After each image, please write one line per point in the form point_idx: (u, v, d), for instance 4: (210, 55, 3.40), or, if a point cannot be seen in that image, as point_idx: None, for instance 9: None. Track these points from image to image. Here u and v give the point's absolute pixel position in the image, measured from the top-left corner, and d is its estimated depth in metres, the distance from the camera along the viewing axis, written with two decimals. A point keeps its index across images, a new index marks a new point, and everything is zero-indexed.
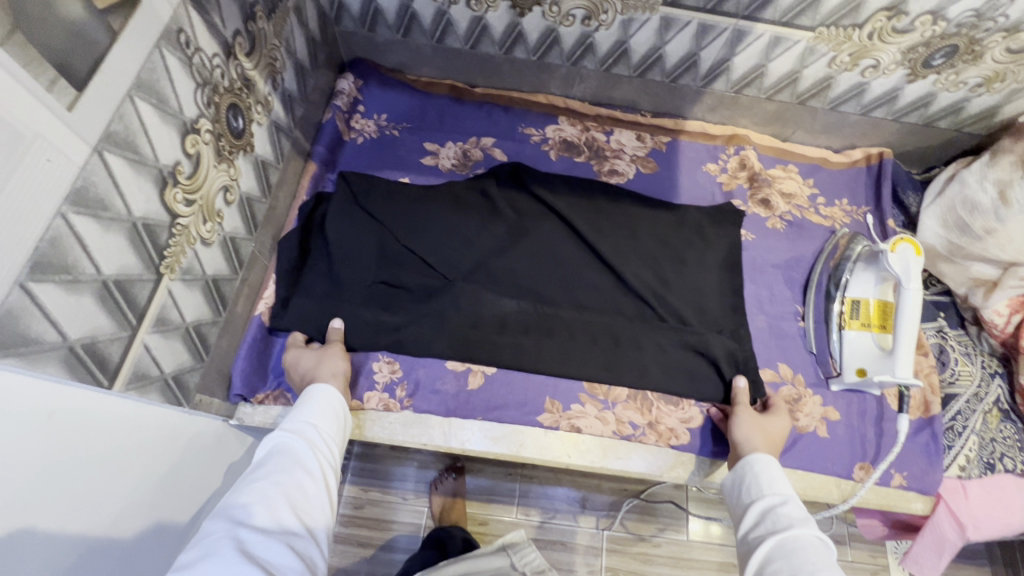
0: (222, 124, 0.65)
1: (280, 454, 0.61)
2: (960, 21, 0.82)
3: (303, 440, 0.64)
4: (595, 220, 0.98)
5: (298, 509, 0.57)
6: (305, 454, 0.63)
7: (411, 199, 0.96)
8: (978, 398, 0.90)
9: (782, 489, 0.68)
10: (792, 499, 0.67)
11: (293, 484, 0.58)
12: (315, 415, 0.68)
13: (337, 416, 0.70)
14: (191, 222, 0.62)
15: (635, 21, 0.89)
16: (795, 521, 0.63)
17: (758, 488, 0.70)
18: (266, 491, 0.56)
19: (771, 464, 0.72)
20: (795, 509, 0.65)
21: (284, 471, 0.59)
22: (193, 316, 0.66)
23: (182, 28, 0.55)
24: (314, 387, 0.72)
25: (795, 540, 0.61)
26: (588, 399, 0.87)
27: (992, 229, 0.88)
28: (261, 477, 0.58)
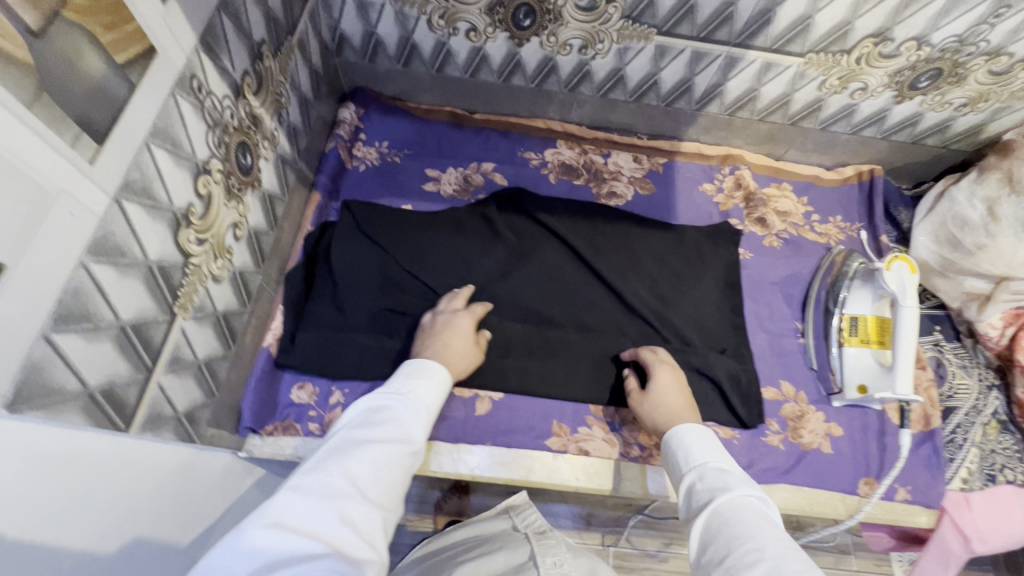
0: (232, 163, 0.66)
1: (390, 416, 0.63)
2: (943, 46, 0.85)
3: (410, 410, 0.65)
4: (597, 242, 1.00)
5: (393, 478, 0.58)
6: (411, 426, 0.64)
7: (415, 226, 0.97)
8: (977, 410, 0.92)
9: (701, 458, 0.63)
10: (712, 464, 0.61)
11: (396, 452, 0.59)
12: (424, 388, 0.69)
13: (439, 393, 0.71)
14: (203, 260, 0.63)
15: (630, 49, 0.91)
16: (718, 491, 0.58)
17: (681, 466, 0.64)
18: (375, 452, 0.58)
19: (686, 433, 0.67)
20: (714, 478, 0.60)
21: (391, 437, 0.60)
22: (204, 353, 0.66)
23: (195, 74, 0.56)
24: (425, 361, 0.74)
25: (723, 512, 0.55)
26: (595, 422, 0.88)
27: (983, 245, 0.91)
28: (371, 433, 0.60)
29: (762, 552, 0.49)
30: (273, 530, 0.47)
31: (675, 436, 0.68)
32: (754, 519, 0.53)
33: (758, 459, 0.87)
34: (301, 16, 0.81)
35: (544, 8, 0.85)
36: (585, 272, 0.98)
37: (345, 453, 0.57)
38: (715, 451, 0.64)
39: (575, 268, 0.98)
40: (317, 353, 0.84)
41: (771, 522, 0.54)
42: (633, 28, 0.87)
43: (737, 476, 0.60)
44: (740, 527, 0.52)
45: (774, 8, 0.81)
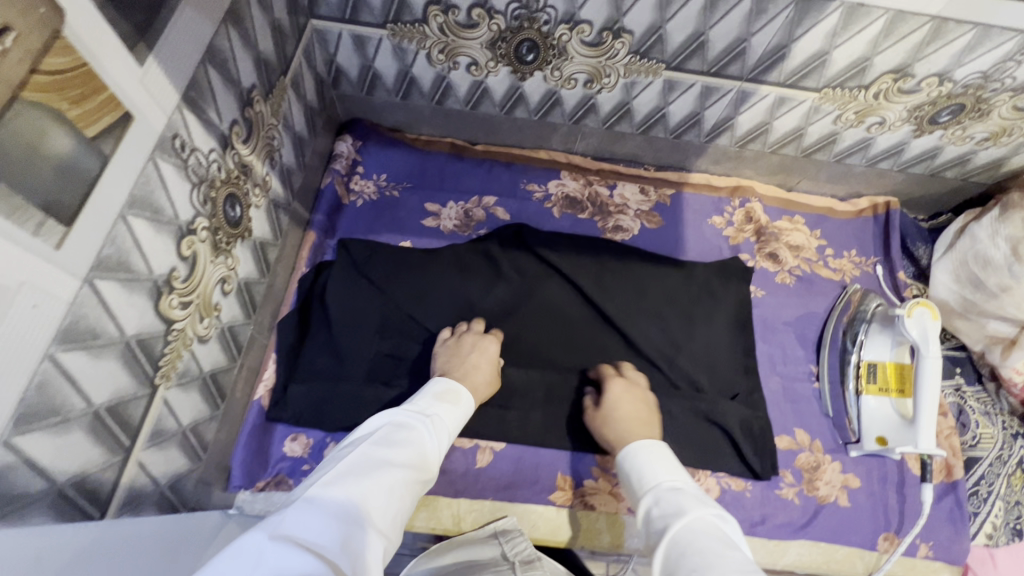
0: (219, 218, 0.63)
1: (409, 438, 0.61)
2: (966, 82, 0.81)
3: (428, 436, 0.64)
4: (602, 280, 0.96)
5: (401, 506, 0.56)
6: (427, 453, 0.62)
7: (413, 265, 0.93)
8: (1002, 461, 0.88)
9: (654, 479, 0.62)
10: (667, 492, 0.59)
11: (409, 479, 0.57)
12: (445, 415, 0.68)
13: (457, 423, 0.70)
14: (187, 323, 0.59)
15: (638, 83, 0.87)
16: (671, 514, 0.56)
17: (636, 490, 0.63)
18: (386, 475, 0.55)
19: (642, 457, 0.65)
20: (666, 500, 0.58)
21: (407, 462, 0.59)
22: (190, 418, 0.63)
23: (177, 133, 0.53)
24: (450, 386, 0.74)
25: (679, 538, 0.53)
26: (602, 474, 0.84)
27: (1006, 286, 0.87)
28: (389, 455, 0.58)
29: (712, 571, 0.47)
30: (280, 542, 0.44)
31: (628, 455, 0.67)
32: (708, 541, 0.52)
33: (771, 514, 0.83)
34: (294, 54, 0.77)
35: (549, 43, 0.81)
36: (590, 312, 0.94)
37: (360, 473, 0.54)
38: (670, 468, 0.64)
39: (580, 309, 0.94)
40: (311, 404, 0.81)
41: (727, 540, 0.52)
42: (641, 64, 0.83)
43: (692, 495, 0.59)
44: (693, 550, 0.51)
45: (790, 44, 0.77)
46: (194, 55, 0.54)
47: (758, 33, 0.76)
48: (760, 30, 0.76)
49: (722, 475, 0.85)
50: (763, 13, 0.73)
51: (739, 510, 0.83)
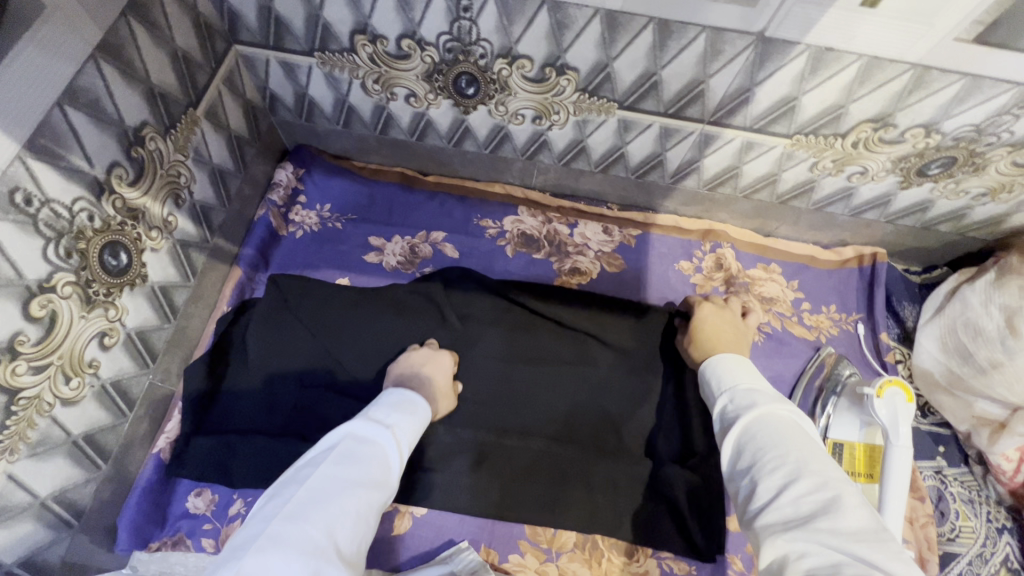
0: (92, 268, 0.57)
1: (373, 454, 0.57)
2: (957, 135, 0.71)
3: (394, 447, 0.59)
4: (558, 328, 0.87)
5: (368, 530, 0.53)
6: (391, 467, 0.58)
7: (347, 304, 0.83)
8: (983, 559, 0.78)
9: (731, 381, 0.61)
10: (752, 388, 0.59)
11: (374, 501, 0.54)
12: (409, 422, 0.63)
13: (421, 430, 0.66)
14: (42, 388, 0.54)
15: (590, 122, 0.80)
16: (744, 409, 0.56)
17: (713, 392, 0.63)
18: (349, 499, 0.51)
19: (738, 363, 0.64)
20: (742, 398, 0.58)
21: (373, 480, 0.54)
22: (52, 487, 0.59)
23: (19, 186, 0.48)
24: (410, 395, 0.68)
25: (747, 426, 0.54)
26: (529, 548, 0.77)
27: (997, 362, 0.77)
28: (353, 473, 0.53)
29: (781, 454, 0.48)
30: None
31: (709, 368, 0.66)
32: (781, 431, 0.51)
33: None
34: (209, 84, 0.72)
35: (488, 77, 0.74)
36: (538, 366, 0.85)
37: (325, 499, 0.50)
38: (748, 374, 0.62)
39: (529, 359, 0.85)
40: (212, 460, 0.74)
41: (801, 435, 0.51)
42: (591, 102, 0.76)
43: (771, 392, 0.58)
44: (763, 438, 0.51)
45: (752, 88, 0.69)
46: (44, 98, 0.48)
47: (716, 75, 0.68)
48: (718, 72, 0.68)
49: (664, 555, 0.77)
50: (720, 54, 0.65)
51: None
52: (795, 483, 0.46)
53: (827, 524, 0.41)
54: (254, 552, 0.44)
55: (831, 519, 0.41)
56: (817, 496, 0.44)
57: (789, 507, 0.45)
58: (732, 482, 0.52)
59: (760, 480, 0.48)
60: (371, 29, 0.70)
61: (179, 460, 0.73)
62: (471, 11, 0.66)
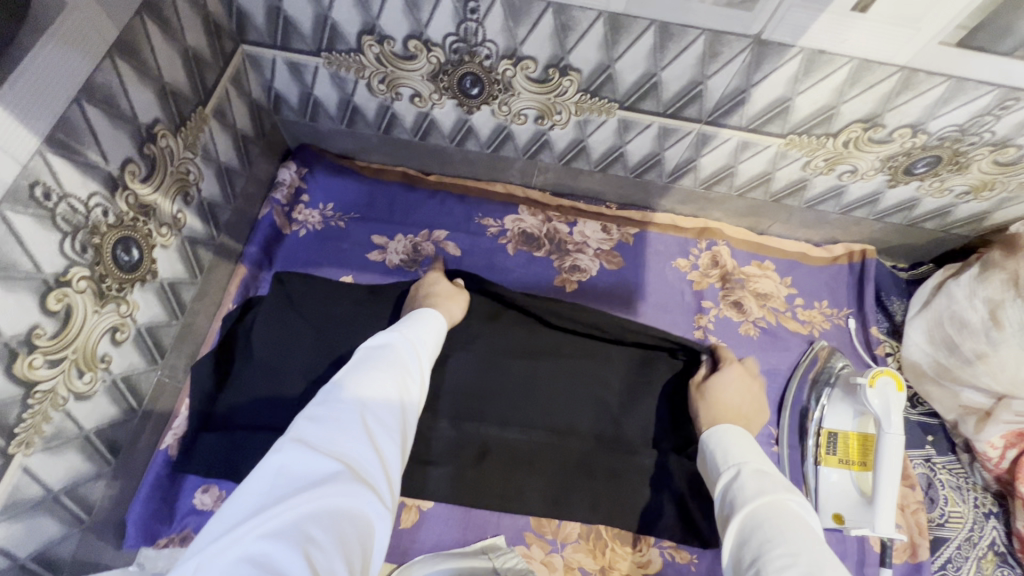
0: (106, 263, 0.58)
1: (395, 350, 0.58)
2: (942, 135, 0.75)
3: (414, 346, 0.60)
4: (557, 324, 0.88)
5: (408, 409, 0.54)
6: (415, 360, 0.59)
7: (351, 301, 0.83)
8: (970, 543, 0.82)
9: (737, 458, 0.61)
10: (761, 470, 0.58)
11: (407, 384, 0.55)
12: (421, 328, 0.64)
13: (439, 338, 0.66)
14: (58, 382, 0.54)
15: (591, 122, 0.82)
16: (754, 493, 0.55)
17: (717, 467, 0.62)
18: (380, 376, 0.53)
19: (747, 439, 0.64)
20: (751, 480, 0.57)
21: (399, 369, 0.56)
22: (64, 482, 0.59)
23: (39, 181, 0.48)
24: (426, 311, 0.68)
25: (752, 516, 0.53)
26: (535, 539, 0.78)
27: (982, 353, 0.80)
28: (381, 358, 0.55)
29: (790, 551, 0.47)
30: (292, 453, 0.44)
31: (712, 440, 0.66)
32: (789, 523, 0.50)
33: None
34: (217, 83, 0.73)
35: (492, 78, 0.76)
36: (539, 361, 0.85)
37: (356, 381, 0.52)
38: (754, 453, 0.62)
39: (529, 355, 0.86)
40: (218, 456, 0.73)
41: (807, 529, 0.50)
42: (593, 102, 0.78)
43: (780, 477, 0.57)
44: (773, 529, 0.50)
45: (748, 89, 0.72)
46: (64, 94, 0.49)
47: (714, 76, 0.71)
48: (716, 74, 0.70)
49: (667, 544, 0.79)
50: (717, 56, 0.68)
51: None
52: None
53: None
54: (301, 422, 0.47)
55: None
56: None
57: None
58: (736, 574, 0.51)
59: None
60: (379, 30, 0.72)
61: (186, 456, 0.73)
62: (478, 14, 0.67)
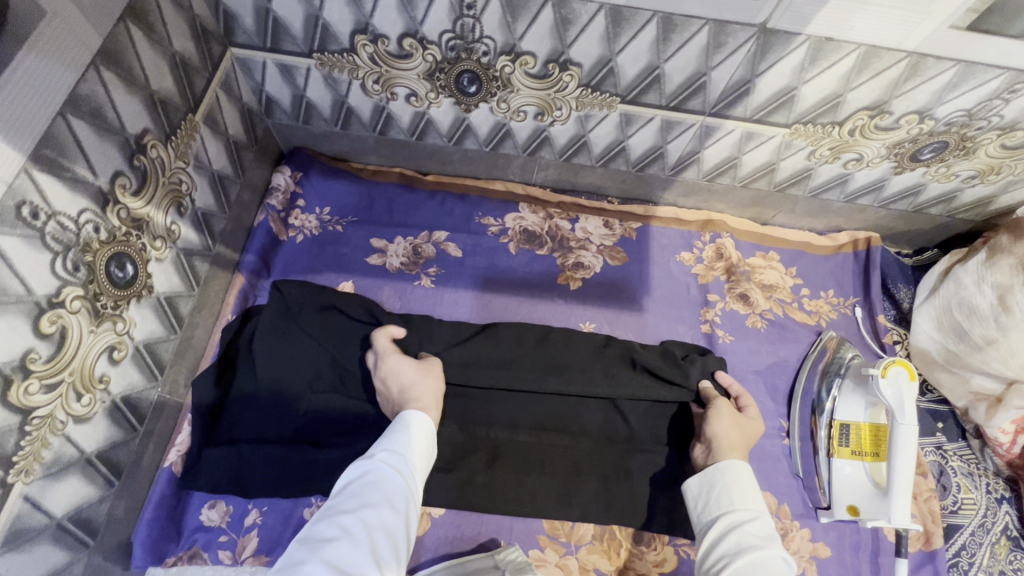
0: (99, 281, 0.56)
1: (366, 483, 0.57)
2: (949, 120, 0.73)
3: (391, 470, 0.59)
4: (552, 372, 0.80)
5: (382, 546, 0.52)
6: (390, 487, 0.57)
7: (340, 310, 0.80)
8: (984, 529, 0.82)
9: (754, 505, 0.64)
10: (763, 518, 0.62)
11: (378, 518, 0.53)
12: (400, 441, 0.63)
13: (428, 448, 0.64)
14: (55, 407, 0.52)
15: (592, 117, 0.80)
16: (766, 543, 0.58)
17: (724, 504, 0.65)
18: (346, 525, 0.52)
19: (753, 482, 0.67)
20: (759, 528, 0.61)
21: (368, 503, 0.55)
22: (68, 507, 0.58)
23: (26, 200, 0.46)
24: (406, 416, 0.65)
25: (760, 560, 0.56)
26: (549, 543, 0.78)
27: (992, 339, 0.79)
28: (351, 503, 0.55)
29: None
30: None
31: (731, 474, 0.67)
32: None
33: None
34: (207, 88, 0.71)
35: (491, 74, 0.74)
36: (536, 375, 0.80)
37: (320, 539, 0.51)
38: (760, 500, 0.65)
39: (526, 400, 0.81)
40: (227, 472, 0.72)
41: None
42: (594, 97, 0.76)
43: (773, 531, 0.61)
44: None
45: (753, 79, 0.70)
46: (48, 107, 0.47)
47: (718, 67, 0.69)
48: (720, 64, 0.68)
49: (680, 542, 0.79)
50: (722, 46, 0.66)
51: None
52: None
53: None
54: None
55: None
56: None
57: None
58: None
59: None
60: (372, 28, 0.69)
61: (191, 473, 0.72)
62: (474, 9, 0.65)
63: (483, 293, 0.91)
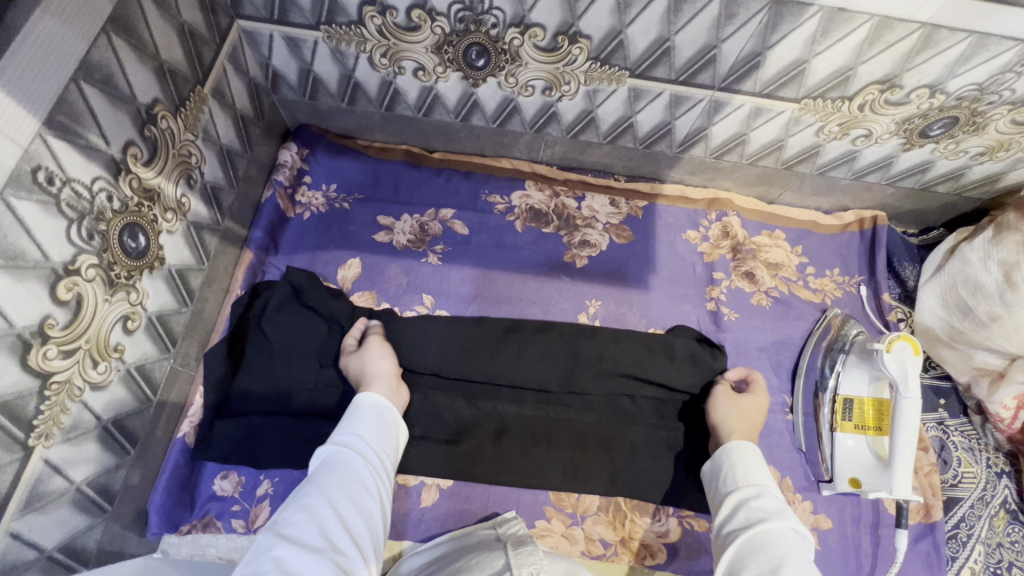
0: (113, 250, 0.56)
1: (329, 466, 0.58)
2: (960, 94, 0.73)
3: (353, 451, 0.60)
4: (555, 364, 0.81)
5: (352, 523, 0.53)
6: (354, 466, 0.59)
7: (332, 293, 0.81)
8: (983, 502, 0.83)
9: (760, 480, 0.65)
10: (767, 490, 0.63)
11: (345, 499, 0.55)
12: (357, 422, 0.64)
13: (387, 426, 0.66)
14: (73, 373, 0.53)
15: (601, 92, 0.80)
16: (773, 513, 0.60)
17: (731, 483, 0.66)
18: (312, 507, 0.52)
19: (750, 453, 0.68)
20: (764, 501, 0.61)
21: (334, 483, 0.56)
22: (86, 472, 0.59)
23: (41, 165, 0.47)
24: (365, 400, 0.67)
25: (766, 533, 0.57)
26: (555, 513, 0.79)
27: (996, 315, 0.80)
28: (316, 486, 0.55)
29: (803, 569, 0.52)
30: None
31: (738, 451, 0.69)
32: (796, 544, 0.56)
33: None
34: (215, 60, 0.71)
35: (499, 47, 0.74)
36: (543, 360, 0.81)
37: (286, 521, 0.51)
38: (766, 475, 0.66)
39: (539, 382, 0.81)
40: (237, 442, 0.73)
41: (808, 554, 0.55)
42: (603, 70, 0.75)
43: (777, 500, 0.62)
44: (783, 549, 0.55)
45: (764, 52, 0.70)
46: (61, 72, 0.47)
47: (729, 39, 0.68)
48: (731, 37, 0.68)
49: (684, 514, 0.80)
50: (733, 17, 0.65)
51: (701, 552, 0.78)
52: None
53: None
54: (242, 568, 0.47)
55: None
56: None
57: None
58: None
59: None
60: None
61: (203, 443, 0.73)
62: None
63: (491, 271, 0.91)
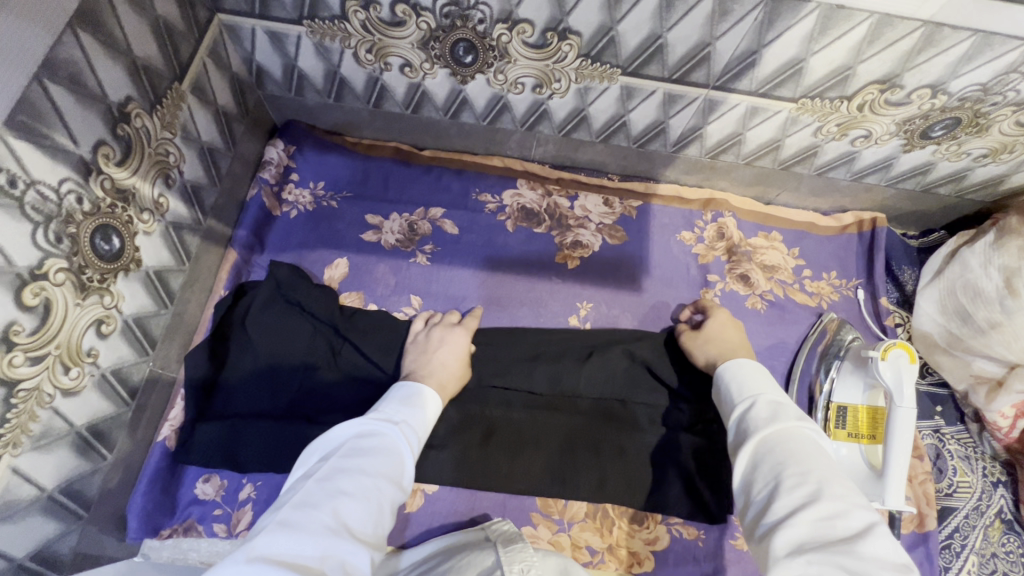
0: (85, 253, 0.55)
1: (381, 446, 0.56)
2: (963, 95, 0.71)
3: (407, 443, 0.58)
4: (548, 368, 0.80)
5: (386, 519, 0.52)
6: (402, 464, 0.56)
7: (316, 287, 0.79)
8: (979, 512, 0.82)
9: (753, 389, 0.60)
10: (764, 395, 0.58)
11: (390, 494, 0.53)
12: (419, 418, 0.62)
13: (431, 424, 0.65)
14: (42, 379, 0.52)
15: (592, 89, 0.78)
16: (765, 419, 0.55)
17: (732, 399, 0.61)
18: (363, 486, 0.51)
19: (738, 371, 0.64)
20: (762, 407, 0.57)
21: (387, 470, 0.54)
22: (59, 479, 0.58)
23: (3, 168, 0.45)
24: (427, 394, 0.66)
25: (770, 437, 0.52)
26: (542, 520, 0.78)
27: (996, 322, 0.78)
28: (366, 463, 0.53)
29: (802, 469, 0.47)
30: (254, 569, 0.40)
31: (730, 369, 0.65)
32: (798, 445, 0.50)
33: (724, 567, 0.77)
34: (194, 56, 0.69)
35: (487, 43, 0.72)
36: (528, 362, 0.81)
37: (337, 490, 0.49)
38: (765, 383, 0.61)
39: (527, 385, 0.81)
40: (220, 445, 0.71)
41: (817, 450, 0.50)
42: (594, 68, 0.73)
43: (775, 401, 0.57)
44: (784, 450, 0.50)
45: (760, 50, 0.67)
46: (22, 70, 0.45)
47: (723, 37, 0.66)
48: (726, 34, 0.66)
49: (673, 521, 0.78)
50: (728, 14, 0.63)
51: (689, 560, 0.77)
52: (814, 505, 0.44)
53: (849, 553, 0.40)
54: (285, 519, 0.45)
55: (865, 540, 0.41)
56: (837, 523, 0.43)
57: (805, 529, 0.43)
58: (745, 495, 0.51)
59: (777, 497, 0.47)
60: None
61: (183, 447, 0.72)
62: None
63: (481, 272, 0.89)
